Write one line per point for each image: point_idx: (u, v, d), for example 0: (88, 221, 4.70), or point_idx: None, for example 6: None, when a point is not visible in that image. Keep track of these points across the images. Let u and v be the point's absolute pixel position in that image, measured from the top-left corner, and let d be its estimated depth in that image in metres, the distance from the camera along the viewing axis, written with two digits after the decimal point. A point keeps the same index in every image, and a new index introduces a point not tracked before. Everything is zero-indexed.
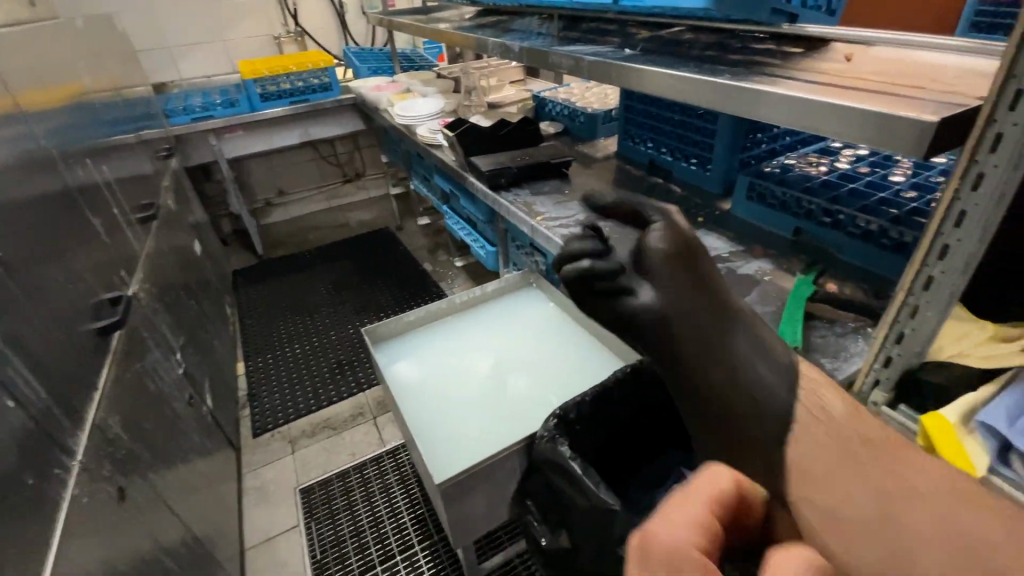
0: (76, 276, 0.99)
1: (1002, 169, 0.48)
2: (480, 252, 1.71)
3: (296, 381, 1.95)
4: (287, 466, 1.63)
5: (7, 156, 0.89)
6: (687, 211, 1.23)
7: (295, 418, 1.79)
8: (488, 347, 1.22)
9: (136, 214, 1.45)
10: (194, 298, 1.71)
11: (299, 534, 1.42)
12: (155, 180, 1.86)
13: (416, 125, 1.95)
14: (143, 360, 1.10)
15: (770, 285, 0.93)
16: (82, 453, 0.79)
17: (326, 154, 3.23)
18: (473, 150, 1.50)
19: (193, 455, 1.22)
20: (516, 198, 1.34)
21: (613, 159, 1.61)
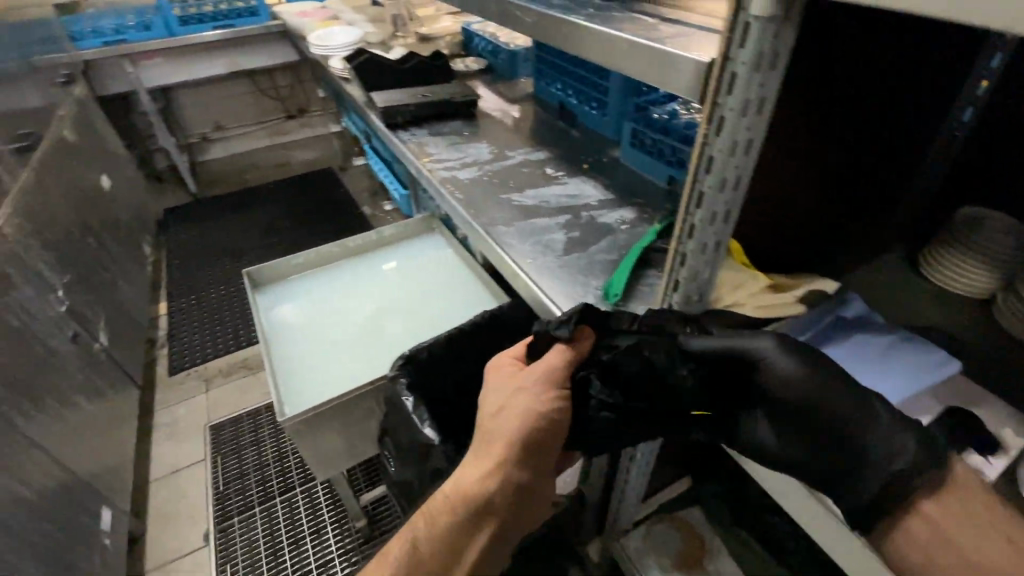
0: None
1: (738, 112, 0.46)
2: (395, 197, 1.68)
3: (218, 323, 1.95)
4: (200, 404, 1.66)
5: None
6: (576, 158, 1.22)
7: (212, 358, 1.81)
8: (371, 293, 1.22)
9: (12, 145, 1.35)
10: (96, 237, 1.65)
11: (204, 467, 1.47)
12: (47, 110, 1.71)
13: (333, 56, 1.85)
14: (7, 297, 1.07)
15: (624, 235, 0.94)
16: None
17: (265, 88, 3.06)
18: (374, 86, 1.43)
19: (78, 394, 1.21)
20: (410, 138, 1.30)
21: (527, 101, 1.56)
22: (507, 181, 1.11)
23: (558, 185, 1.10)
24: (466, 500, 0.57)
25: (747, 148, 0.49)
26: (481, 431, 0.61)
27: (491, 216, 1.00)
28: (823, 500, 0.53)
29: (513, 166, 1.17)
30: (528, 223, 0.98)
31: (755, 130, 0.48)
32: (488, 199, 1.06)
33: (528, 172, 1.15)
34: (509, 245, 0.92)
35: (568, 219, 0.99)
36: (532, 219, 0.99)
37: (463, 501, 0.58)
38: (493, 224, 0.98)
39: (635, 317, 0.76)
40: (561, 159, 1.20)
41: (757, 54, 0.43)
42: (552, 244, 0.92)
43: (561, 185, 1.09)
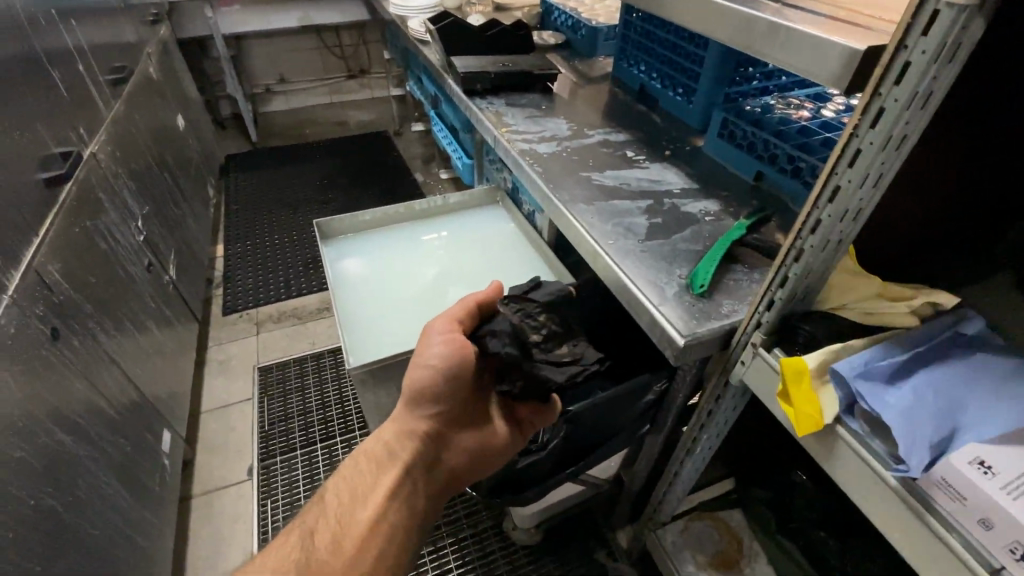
0: (23, 123, 0.95)
1: (902, 105, 0.44)
2: (458, 165, 1.68)
3: (271, 270, 2.01)
4: (251, 345, 1.72)
5: None
6: (657, 143, 1.19)
7: (265, 303, 1.87)
8: (436, 258, 1.23)
9: (105, 75, 1.39)
10: (170, 174, 1.70)
11: (252, 406, 1.53)
12: (137, 45, 1.76)
13: (411, 17, 1.84)
14: (96, 219, 1.11)
15: (708, 227, 0.91)
16: (10, 290, 0.80)
17: (331, 44, 3.08)
18: (455, 51, 1.42)
19: (149, 320, 1.26)
20: (488, 107, 1.30)
21: (604, 81, 1.53)
22: (587, 159, 1.09)
23: (640, 168, 1.07)
24: (364, 452, 0.73)
25: (902, 144, 0.47)
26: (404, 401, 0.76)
27: (571, 193, 0.99)
28: (934, 518, 0.47)
29: (592, 145, 1.15)
30: (608, 204, 0.97)
31: (915, 126, 0.46)
32: (568, 174, 1.04)
33: (608, 153, 1.12)
34: (589, 224, 0.91)
35: (650, 204, 0.97)
36: (613, 200, 0.97)
37: (410, 437, 0.74)
38: (574, 201, 0.97)
39: (721, 310, 0.75)
40: (641, 143, 1.18)
41: (939, 45, 0.40)
42: (634, 227, 0.91)
43: (642, 169, 1.07)
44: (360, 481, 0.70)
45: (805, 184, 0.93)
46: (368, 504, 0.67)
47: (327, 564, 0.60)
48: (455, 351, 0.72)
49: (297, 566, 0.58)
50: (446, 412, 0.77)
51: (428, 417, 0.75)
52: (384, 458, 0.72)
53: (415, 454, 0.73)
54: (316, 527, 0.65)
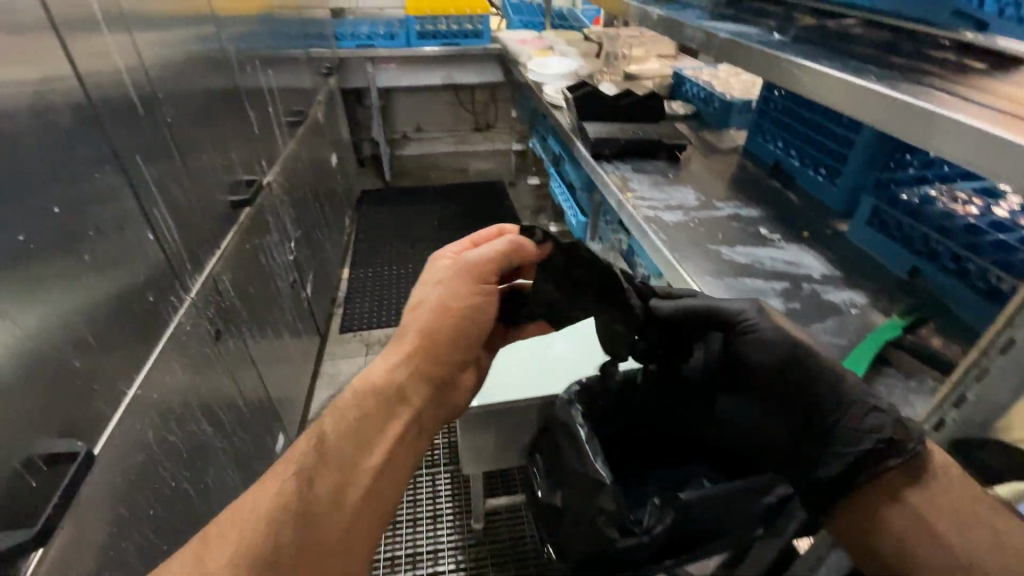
0: (227, 155, 1.14)
1: None
2: (572, 220, 1.72)
3: (384, 297, 2.16)
4: (358, 365, 1.84)
5: (195, 40, 1.04)
6: (794, 222, 1.13)
7: (375, 328, 2.01)
8: None
9: (287, 118, 1.63)
10: (319, 204, 1.93)
11: None
12: (311, 94, 2.05)
13: (546, 82, 1.97)
14: (263, 238, 1.28)
15: (855, 320, 0.84)
16: (194, 292, 0.92)
17: (464, 100, 3.38)
18: (588, 116, 1.49)
19: (283, 332, 1.40)
20: (615, 171, 1.33)
21: (734, 153, 1.51)
22: (715, 232, 1.07)
23: (776, 247, 1.03)
24: (371, 391, 0.65)
25: None
26: (415, 334, 0.71)
27: (698, 264, 0.97)
28: None
29: (722, 218, 1.12)
30: (738, 281, 0.93)
31: None
32: (694, 246, 1.02)
33: (740, 228, 1.09)
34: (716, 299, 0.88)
35: (786, 287, 0.91)
36: (743, 278, 0.93)
37: (421, 388, 0.68)
38: (700, 273, 0.94)
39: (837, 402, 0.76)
40: (777, 221, 1.13)
41: None
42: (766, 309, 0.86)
43: (777, 249, 1.02)
44: (367, 419, 0.63)
45: (977, 288, 0.83)
46: (376, 449, 0.62)
47: (329, 517, 0.55)
48: (477, 295, 0.75)
49: (292, 513, 0.54)
50: (443, 352, 0.72)
51: (439, 362, 0.71)
52: (393, 395, 0.66)
53: (425, 398, 0.68)
54: (315, 471, 0.58)
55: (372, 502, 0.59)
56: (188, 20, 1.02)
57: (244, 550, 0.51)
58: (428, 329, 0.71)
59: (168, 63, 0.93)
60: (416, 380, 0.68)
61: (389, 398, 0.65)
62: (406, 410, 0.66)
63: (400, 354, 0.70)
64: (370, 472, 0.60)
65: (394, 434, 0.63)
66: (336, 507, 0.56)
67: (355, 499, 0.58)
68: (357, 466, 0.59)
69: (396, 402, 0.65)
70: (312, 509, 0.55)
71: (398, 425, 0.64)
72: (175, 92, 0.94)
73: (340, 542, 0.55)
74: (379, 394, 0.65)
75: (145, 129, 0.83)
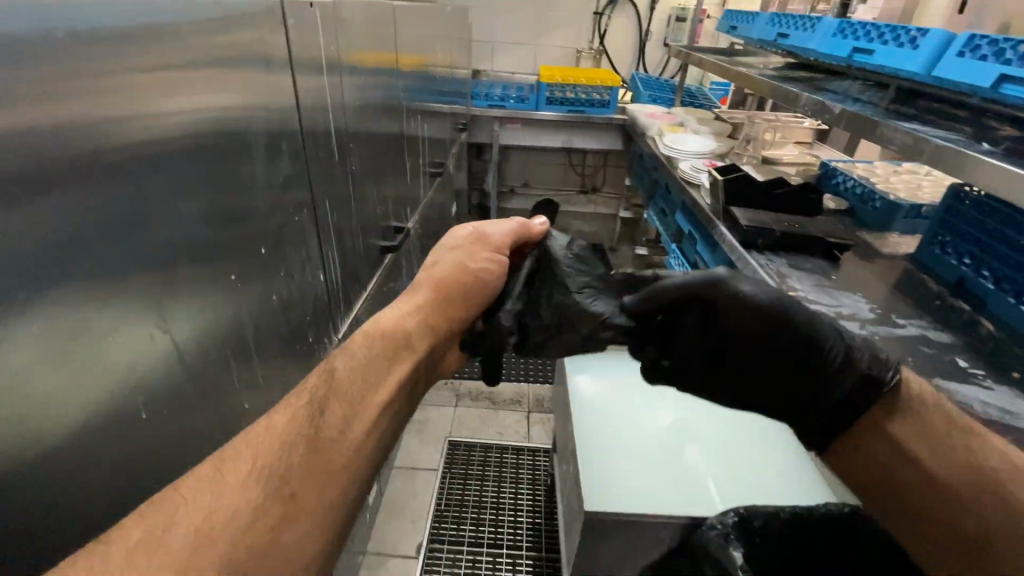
0: (385, 201, 1.18)
1: None
2: None
3: None
4: (448, 415, 1.80)
5: (381, 93, 1.11)
6: (999, 358, 0.96)
7: (467, 378, 1.97)
8: (672, 405, 1.17)
9: (429, 167, 1.71)
10: None
11: (435, 478, 1.56)
12: (447, 145, 2.15)
13: (681, 159, 1.94)
14: (395, 281, 1.30)
15: None
16: (341, 333, 0.93)
17: (576, 162, 3.44)
18: (736, 201, 1.41)
19: None
20: (768, 264, 1.23)
21: (900, 260, 1.35)
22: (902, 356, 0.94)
23: (983, 387, 0.87)
24: (383, 335, 0.65)
25: None
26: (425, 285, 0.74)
27: None
28: None
29: (906, 341, 0.98)
30: None
31: None
32: None
33: (931, 355, 0.94)
34: None
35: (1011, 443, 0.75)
36: None
37: (428, 332, 0.70)
38: None
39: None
40: (976, 353, 0.96)
41: None
42: None
43: (987, 391, 0.86)
44: (376, 360, 0.62)
45: None
46: (381, 390, 0.60)
47: (331, 456, 0.52)
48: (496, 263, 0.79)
49: (302, 441, 0.50)
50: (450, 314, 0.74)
51: (446, 318, 0.73)
52: (403, 342, 0.66)
53: (426, 349, 0.69)
54: (326, 402, 0.55)
55: (378, 425, 0.58)
56: (380, 76, 1.09)
57: (243, 479, 0.46)
58: (447, 290, 0.74)
59: (360, 114, 0.98)
60: (423, 325, 0.70)
61: (399, 346, 0.66)
62: (410, 351, 0.67)
63: (415, 307, 0.71)
64: (378, 403, 0.59)
65: (399, 368, 0.64)
66: (336, 445, 0.53)
67: (361, 410, 0.57)
68: (361, 397, 0.58)
69: (400, 346, 0.66)
70: (323, 424, 0.53)
71: (406, 362, 0.65)
72: (361, 142, 0.98)
73: (349, 449, 0.54)
74: (389, 340, 0.65)
75: (335, 174, 0.86)
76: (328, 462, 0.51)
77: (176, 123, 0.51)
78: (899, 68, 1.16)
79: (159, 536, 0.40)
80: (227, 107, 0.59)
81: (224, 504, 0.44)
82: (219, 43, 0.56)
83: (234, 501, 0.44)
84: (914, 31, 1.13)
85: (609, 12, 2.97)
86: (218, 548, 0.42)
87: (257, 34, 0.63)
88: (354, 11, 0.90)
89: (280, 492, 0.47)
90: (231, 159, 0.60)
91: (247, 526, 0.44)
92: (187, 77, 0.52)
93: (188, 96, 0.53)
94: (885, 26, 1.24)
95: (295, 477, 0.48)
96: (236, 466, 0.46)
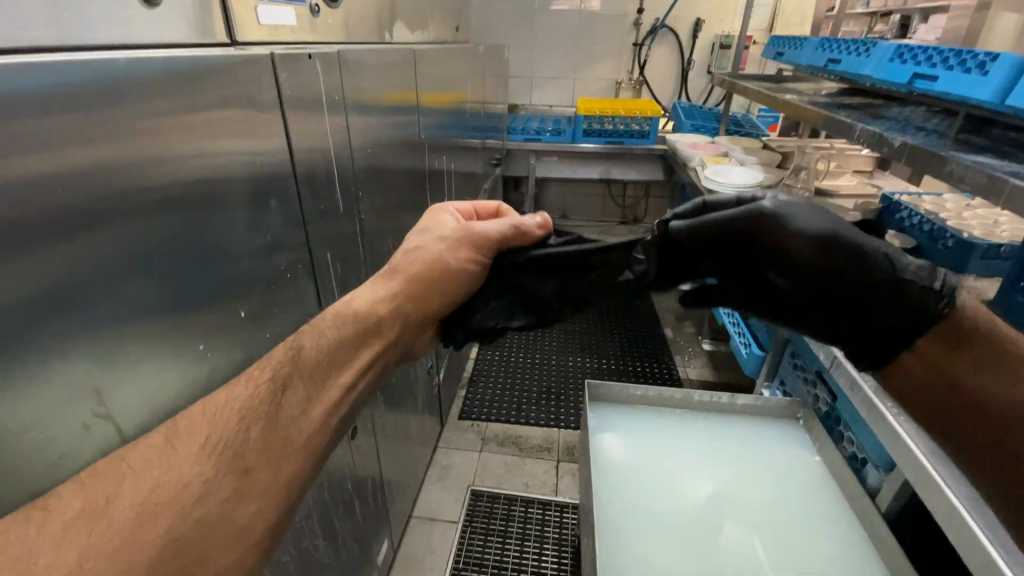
0: (401, 245, 1.14)
1: None
2: (740, 351, 1.48)
3: (508, 388, 2.06)
4: (472, 461, 1.72)
5: (401, 135, 1.08)
6: None
7: (494, 421, 1.89)
8: (708, 470, 1.05)
9: (456, 206, 1.68)
10: None
11: (454, 532, 1.47)
12: (480, 181, 2.13)
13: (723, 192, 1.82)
14: None
15: None
16: None
17: (616, 194, 3.36)
18: None
19: (410, 421, 1.34)
20: None
21: (981, 308, 1.17)
22: None
23: None
24: (354, 320, 0.63)
25: None
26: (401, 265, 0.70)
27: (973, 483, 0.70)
28: None
29: None
30: None
31: None
32: None
33: None
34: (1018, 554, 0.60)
35: None
36: None
37: (402, 321, 0.68)
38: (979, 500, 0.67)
39: None
40: None
41: None
42: None
43: None
44: (344, 344, 0.61)
45: None
46: (346, 371, 0.61)
47: (287, 436, 0.53)
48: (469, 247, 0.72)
49: (258, 420, 0.51)
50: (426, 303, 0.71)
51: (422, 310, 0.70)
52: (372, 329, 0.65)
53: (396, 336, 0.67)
54: (288, 383, 0.55)
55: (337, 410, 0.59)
56: (398, 120, 1.07)
57: (189, 454, 0.46)
58: (419, 277, 0.69)
59: (375, 159, 0.95)
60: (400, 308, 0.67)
61: (371, 331, 0.64)
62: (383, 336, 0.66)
63: (387, 288, 0.68)
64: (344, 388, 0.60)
65: (368, 353, 0.64)
66: (296, 428, 0.54)
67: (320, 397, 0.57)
68: (327, 380, 0.59)
69: (372, 334, 0.64)
70: (280, 409, 0.53)
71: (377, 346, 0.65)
72: (374, 188, 0.95)
73: (303, 434, 0.55)
74: (359, 322, 0.63)
75: (341, 220, 0.82)
76: (282, 443, 0.52)
77: (139, 180, 0.46)
78: (965, 96, 1.03)
79: (100, 509, 0.40)
80: (209, 158, 0.55)
81: (174, 469, 0.45)
82: (200, 91, 0.52)
83: (177, 476, 0.44)
84: (983, 55, 1.00)
85: (648, 43, 2.91)
86: (168, 520, 0.42)
87: (250, 81, 0.59)
88: (368, 55, 0.88)
89: (233, 469, 0.47)
90: (212, 214, 0.55)
91: (201, 501, 0.45)
92: (159, 129, 0.48)
93: (159, 150, 0.48)
94: (947, 49, 1.11)
95: (249, 460, 0.49)
96: (189, 438, 0.47)
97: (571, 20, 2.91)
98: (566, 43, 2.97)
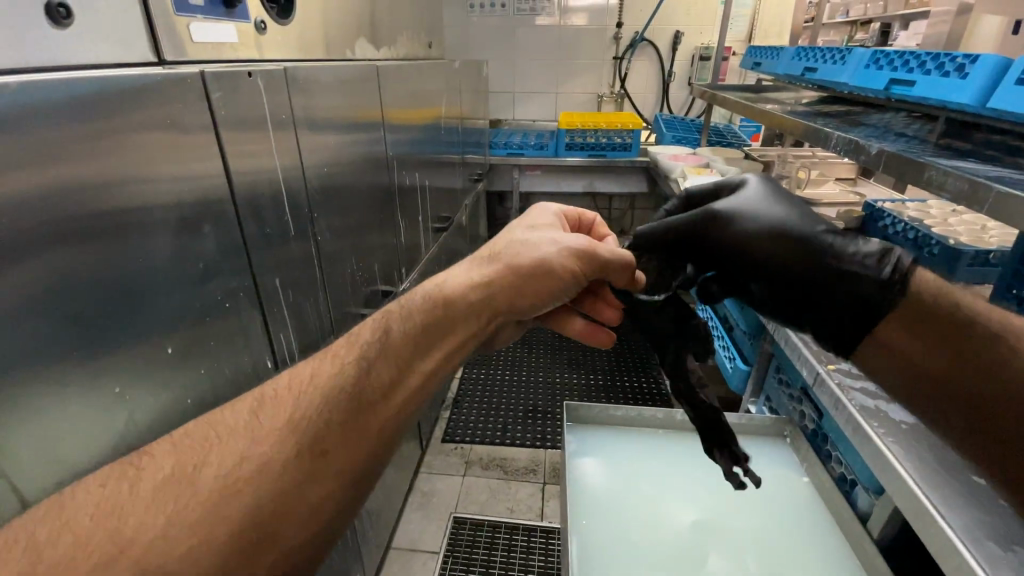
0: (369, 266, 1.10)
1: None
2: (725, 366, 1.44)
3: (493, 408, 2.01)
4: (454, 486, 1.66)
5: (363, 154, 1.05)
6: None
7: (478, 443, 1.83)
8: (692, 495, 1.00)
9: (433, 223, 1.65)
10: None
11: (435, 564, 1.41)
12: (459, 197, 2.10)
13: None
14: None
15: None
16: None
17: (601, 206, 3.35)
18: None
19: None
20: None
21: None
22: None
23: None
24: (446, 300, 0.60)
25: None
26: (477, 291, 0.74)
27: (967, 513, 0.66)
28: None
29: None
30: None
31: None
32: (951, 474, 0.72)
33: None
34: None
35: None
36: None
37: (488, 311, 0.62)
38: (975, 533, 0.63)
39: None
40: None
41: None
42: None
43: None
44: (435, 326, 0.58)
45: None
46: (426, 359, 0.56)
47: (366, 418, 0.49)
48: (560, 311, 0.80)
49: (340, 400, 0.48)
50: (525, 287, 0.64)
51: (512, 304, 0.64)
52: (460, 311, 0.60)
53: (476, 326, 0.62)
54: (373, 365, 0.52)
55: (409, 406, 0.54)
56: (362, 138, 1.03)
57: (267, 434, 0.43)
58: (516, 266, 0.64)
59: (333, 179, 0.91)
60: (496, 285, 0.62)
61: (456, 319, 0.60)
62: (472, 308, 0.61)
63: (482, 273, 0.64)
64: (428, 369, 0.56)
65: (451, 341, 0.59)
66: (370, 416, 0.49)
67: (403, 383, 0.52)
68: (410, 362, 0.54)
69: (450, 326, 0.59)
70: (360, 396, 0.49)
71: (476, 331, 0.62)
72: (334, 209, 0.92)
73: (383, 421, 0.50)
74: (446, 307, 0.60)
75: (292, 245, 0.78)
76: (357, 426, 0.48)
77: (37, 216, 0.42)
78: (944, 99, 1.01)
79: (189, 473, 0.40)
80: (130, 186, 0.51)
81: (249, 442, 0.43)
82: (117, 118, 0.49)
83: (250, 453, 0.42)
84: (961, 58, 0.99)
85: (629, 56, 2.92)
86: (242, 499, 0.40)
87: (179, 105, 0.56)
88: (323, 73, 0.85)
89: (309, 448, 0.44)
90: (133, 247, 0.51)
91: (268, 487, 0.41)
92: (63, 160, 0.44)
93: (65, 182, 0.44)
94: (924, 53, 1.10)
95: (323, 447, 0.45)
96: (274, 414, 0.45)
97: (551, 35, 2.92)
98: (546, 57, 2.97)
